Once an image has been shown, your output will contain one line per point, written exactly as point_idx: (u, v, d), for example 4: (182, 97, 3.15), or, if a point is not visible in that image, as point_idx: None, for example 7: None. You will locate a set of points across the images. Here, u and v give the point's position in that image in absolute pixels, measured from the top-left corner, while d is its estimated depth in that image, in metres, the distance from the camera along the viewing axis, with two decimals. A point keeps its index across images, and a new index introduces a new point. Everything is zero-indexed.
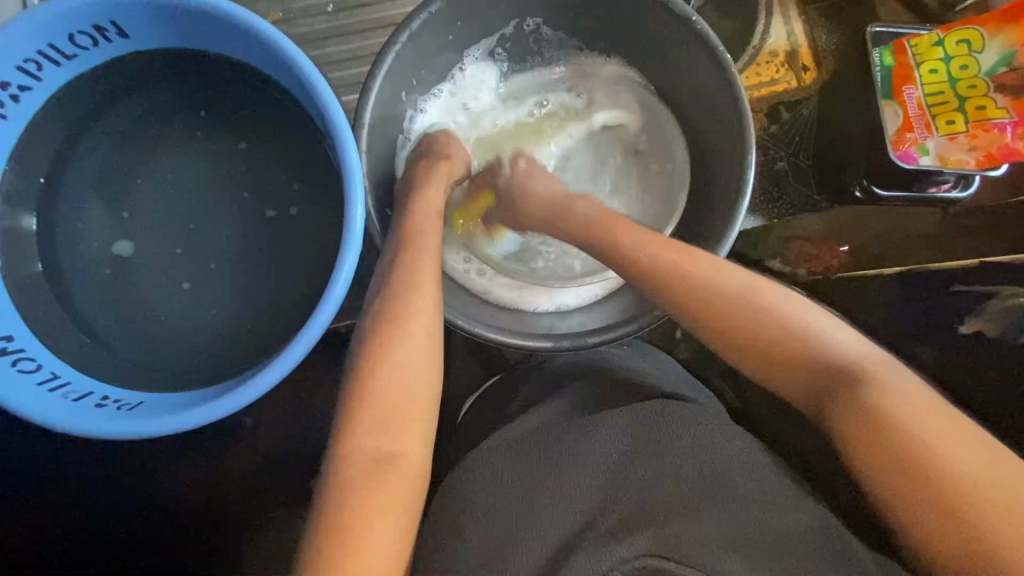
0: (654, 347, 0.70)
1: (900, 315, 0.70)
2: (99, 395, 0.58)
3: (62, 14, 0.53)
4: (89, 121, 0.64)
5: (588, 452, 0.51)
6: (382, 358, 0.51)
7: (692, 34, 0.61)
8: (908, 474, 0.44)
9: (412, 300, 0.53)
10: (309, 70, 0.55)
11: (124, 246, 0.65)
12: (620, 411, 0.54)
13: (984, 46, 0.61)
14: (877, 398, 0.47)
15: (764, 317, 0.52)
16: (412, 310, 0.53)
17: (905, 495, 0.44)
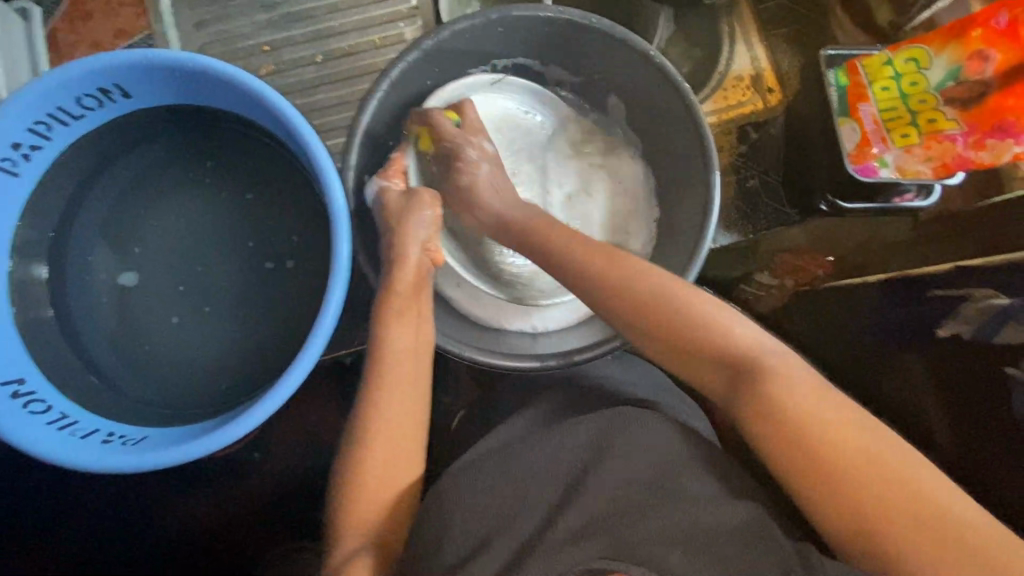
0: (637, 356, 0.72)
1: (882, 323, 0.71)
2: (105, 431, 0.61)
3: (70, 80, 0.57)
4: (95, 174, 0.68)
5: (550, 457, 0.52)
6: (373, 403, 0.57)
7: (654, 68, 0.66)
8: (833, 476, 0.44)
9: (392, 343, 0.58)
10: (298, 120, 0.60)
11: (129, 278, 0.70)
12: (587, 418, 0.55)
13: (931, 63, 0.64)
14: (784, 397, 0.47)
15: (688, 317, 0.52)
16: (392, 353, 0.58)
17: (815, 486, 0.45)
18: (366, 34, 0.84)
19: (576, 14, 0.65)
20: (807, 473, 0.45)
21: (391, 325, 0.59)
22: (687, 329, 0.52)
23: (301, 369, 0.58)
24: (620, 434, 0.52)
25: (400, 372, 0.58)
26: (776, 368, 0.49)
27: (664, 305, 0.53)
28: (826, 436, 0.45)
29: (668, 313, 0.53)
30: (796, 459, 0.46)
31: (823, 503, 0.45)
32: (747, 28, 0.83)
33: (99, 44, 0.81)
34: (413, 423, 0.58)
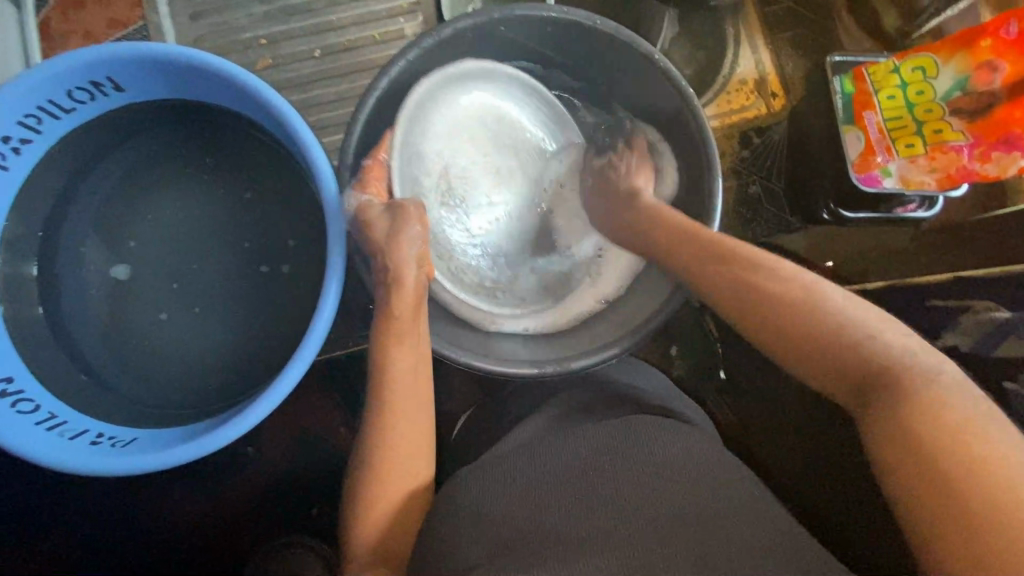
0: (636, 360, 0.72)
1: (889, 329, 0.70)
2: (94, 432, 0.60)
3: (60, 73, 0.56)
4: (87, 169, 0.67)
5: (550, 462, 0.49)
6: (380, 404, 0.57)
7: (657, 71, 0.65)
8: (905, 415, 0.40)
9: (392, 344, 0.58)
10: (295, 118, 0.59)
11: (121, 270, 0.68)
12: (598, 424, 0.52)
13: (938, 72, 0.63)
14: (932, 399, 0.40)
15: (817, 323, 0.47)
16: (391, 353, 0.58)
17: (883, 429, 0.41)
18: (365, 28, 0.82)
19: (579, 15, 0.63)
20: (922, 477, 0.37)
21: (394, 336, 0.58)
22: (819, 332, 0.47)
23: (295, 373, 0.57)
24: (636, 443, 0.49)
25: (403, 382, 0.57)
26: (918, 377, 0.42)
27: (747, 290, 0.52)
28: (960, 444, 0.37)
29: (752, 278, 0.52)
30: (910, 460, 0.38)
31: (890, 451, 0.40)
32: (752, 31, 0.82)
33: (92, 34, 0.80)
34: (416, 436, 0.56)
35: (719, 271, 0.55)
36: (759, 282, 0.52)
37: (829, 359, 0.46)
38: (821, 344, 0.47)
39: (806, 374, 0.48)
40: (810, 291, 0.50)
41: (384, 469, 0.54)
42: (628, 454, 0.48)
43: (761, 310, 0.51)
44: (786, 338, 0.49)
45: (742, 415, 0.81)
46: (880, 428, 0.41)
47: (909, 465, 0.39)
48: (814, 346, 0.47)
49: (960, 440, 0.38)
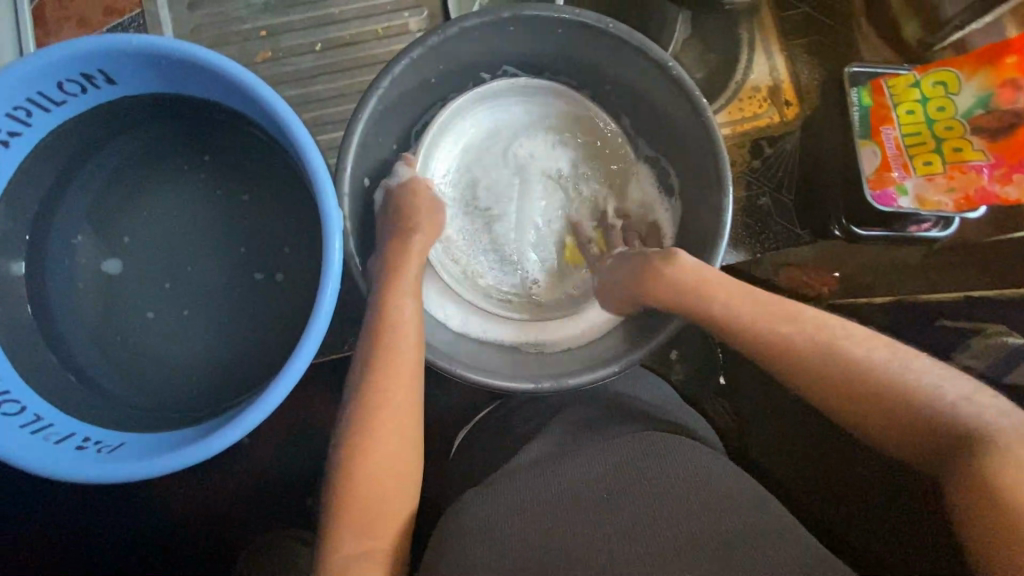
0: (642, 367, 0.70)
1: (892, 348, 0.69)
2: (80, 436, 0.59)
3: (50, 65, 0.54)
4: (78, 163, 0.65)
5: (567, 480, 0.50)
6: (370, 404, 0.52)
7: (670, 79, 0.63)
8: (970, 463, 0.46)
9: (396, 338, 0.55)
10: (292, 119, 0.57)
11: (113, 265, 0.67)
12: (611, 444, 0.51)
13: (960, 89, 0.61)
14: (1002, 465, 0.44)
15: (868, 373, 0.51)
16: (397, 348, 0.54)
17: (954, 475, 0.46)
18: (368, 23, 0.80)
19: (591, 18, 0.61)
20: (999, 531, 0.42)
21: (386, 346, 0.54)
22: (876, 386, 0.50)
23: (286, 383, 0.55)
24: (658, 467, 0.49)
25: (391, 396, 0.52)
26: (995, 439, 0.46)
27: (780, 337, 0.55)
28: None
29: (777, 328, 0.55)
30: (996, 520, 0.43)
31: (958, 497, 0.46)
32: (767, 37, 0.80)
33: (87, 22, 0.77)
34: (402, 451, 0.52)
35: (758, 317, 0.56)
36: (789, 327, 0.55)
37: (885, 411, 0.50)
38: (875, 395, 0.50)
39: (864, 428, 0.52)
40: (838, 335, 0.53)
41: (366, 488, 0.49)
42: (649, 477, 0.49)
43: (799, 363, 0.53)
44: (832, 385, 0.52)
45: (738, 420, 0.82)
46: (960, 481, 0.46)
47: (980, 507, 0.44)
48: (866, 398, 0.51)
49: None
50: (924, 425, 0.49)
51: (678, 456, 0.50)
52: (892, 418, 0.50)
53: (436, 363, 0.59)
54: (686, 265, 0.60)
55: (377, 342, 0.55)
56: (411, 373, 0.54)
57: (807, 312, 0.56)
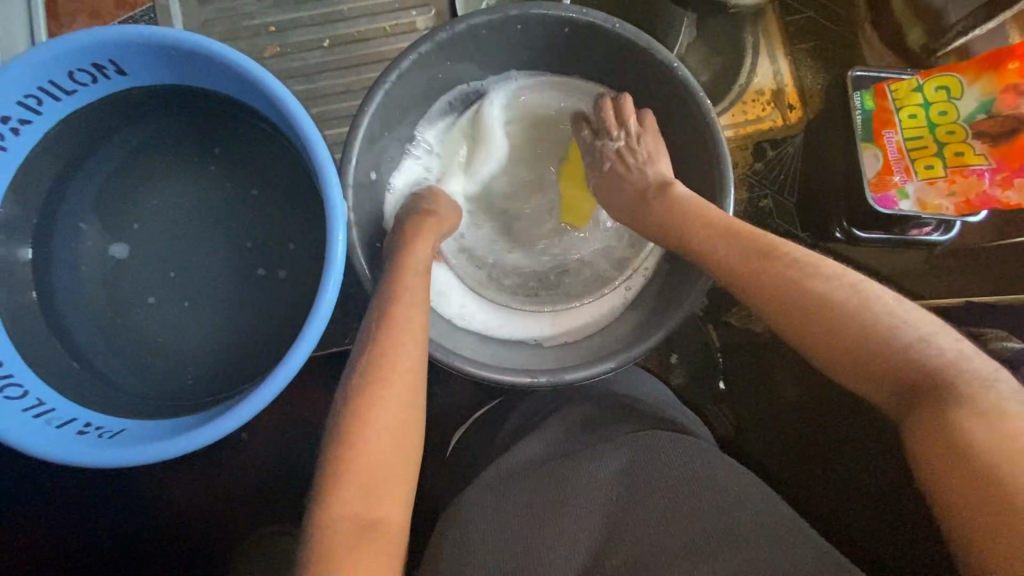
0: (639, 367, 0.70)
1: None
2: (81, 421, 0.59)
3: (61, 54, 0.55)
4: (87, 152, 0.66)
5: (575, 478, 0.49)
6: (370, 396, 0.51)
7: (674, 79, 0.63)
8: (939, 404, 0.41)
9: (398, 332, 0.55)
10: (298, 111, 0.57)
11: (120, 250, 0.67)
12: (619, 441, 0.51)
13: (962, 93, 0.61)
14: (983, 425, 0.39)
15: (864, 320, 0.46)
16: (399, 341, 0.55)
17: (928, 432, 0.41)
18: (376, 20, 0.81)
19: (597, 17, 0.62)
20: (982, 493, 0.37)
21: (388, 336, 0.55)
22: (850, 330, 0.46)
23: (286, 372, 0.56)
24: (655, 464, 0.49)
25: (391, 387, 0.52)
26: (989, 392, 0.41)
27: (787, 286, 0.50)
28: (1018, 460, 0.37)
29: (763, 266, 0.52)
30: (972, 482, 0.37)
31: (922, 437, 0.41)
32: (772, 41, 0.80)
33: (99, 14, 0.78)
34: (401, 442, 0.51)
35: (746, 258, 0.53)
36: (779, 264, 0.52)
37: (880, 363, 0.45)
38: (852, 335, 0.46)
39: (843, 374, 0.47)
40: (821, 273, 0.50)
41: (362, 476, 0.48)
42: (646, 475, 0.49)
43: (781, 304, 0.50)
44: (814, 324, 0.48)
45: (739, 424, 0.79)
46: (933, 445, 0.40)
47: (936, 442, 0.40)
48: (855, 347, 0.46)
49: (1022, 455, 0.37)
50: (884, 363, 0.45)
51: (683, 452, 0.50)
52: (865, 354, 0.46)
53: (443, 361, 0.60)
54: (691, 201, 0.60)
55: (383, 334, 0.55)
56: (411, 366, 0.54)
57: (792, 251, 0.52)
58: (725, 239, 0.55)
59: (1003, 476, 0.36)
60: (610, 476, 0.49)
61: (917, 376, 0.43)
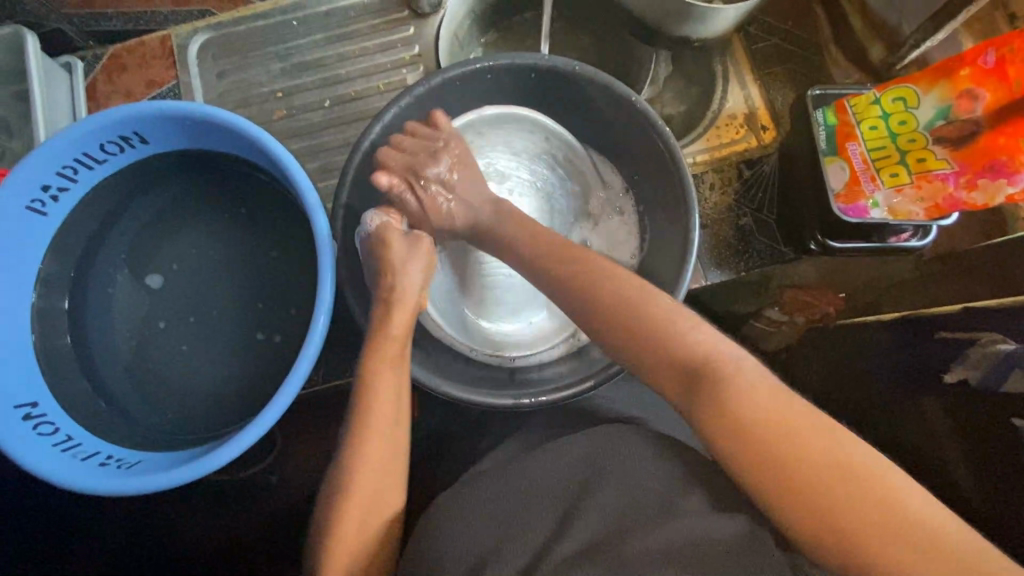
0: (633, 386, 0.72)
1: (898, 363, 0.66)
2: (104, 454, 0.65)
3: (91, 131, 0.63)
4: (117, 213, 0.74)
5: (532, 485, 0.54)
6: (366, 424, 0.58)
7: (636, 112, 0.67)
8: (706, 388, 0.48)
9: (382, 370, 0.60)
10: (294, 167, 0.65)
11: (155, 280, 0.75)
12: (572, 443, 0.57)
13: (920, 102, 0.63)
14: (748, 407, 0.46)
15: (663, 327, 0.52)
16: (379, 377, 0.60)
17: (705, 413, 0.48)
18: (371, 80, 0.89)
19: (559, 62, 0.67)
20: (782, 480, 0.44)
21: (379, 377, 0.60)
22: (664, 340, 0.51)
23: (281, 404, 0.60)
24: (613, 452, 0.55)
25: (380, 420, 0.59)
26: (742, 376, 0.48)
27: (632, 305, 0.54)
28: (795, 440, 0.44)
29: (666, 336, 0.51)
30: (770, 466, 0.44)
31: (800, 513, 0.43)
32: (740, 68, 0.85)
33: (132, 94, 0.89)
34: (390, 460, 0.58)
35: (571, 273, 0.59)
36: (683, 347, 0.50)
37: (674, 363, 0.50)
38: (657, 345, 0.51)
39: (643, 366, 0.53)
40: (732, 372, 0.48)
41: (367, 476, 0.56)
42: (611, 463, 0.54)
43: (685, 374, 0.50)
44: (712, 411, 0.47)
45: None
46: (716, 425, 0.47)
47: (715, 426, 0.47)
48: (656, 342, 0.52)
49: (792, 436, 0.45)
50: (673, 358, 0.51)
51: (645, 461, 0.54)
52: (666, 352, 0.51)
53: (428, 387, 0.63)
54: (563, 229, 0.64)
55: (371, 368, 0.61)
56: (400, 410, 0.60)
57: (708, 341, 0.51)
58: (616, 316, 0.54)
59: (793, 468, 0.44)
60: (570, 465, 0.55)
61: (817, 476, 0.43)
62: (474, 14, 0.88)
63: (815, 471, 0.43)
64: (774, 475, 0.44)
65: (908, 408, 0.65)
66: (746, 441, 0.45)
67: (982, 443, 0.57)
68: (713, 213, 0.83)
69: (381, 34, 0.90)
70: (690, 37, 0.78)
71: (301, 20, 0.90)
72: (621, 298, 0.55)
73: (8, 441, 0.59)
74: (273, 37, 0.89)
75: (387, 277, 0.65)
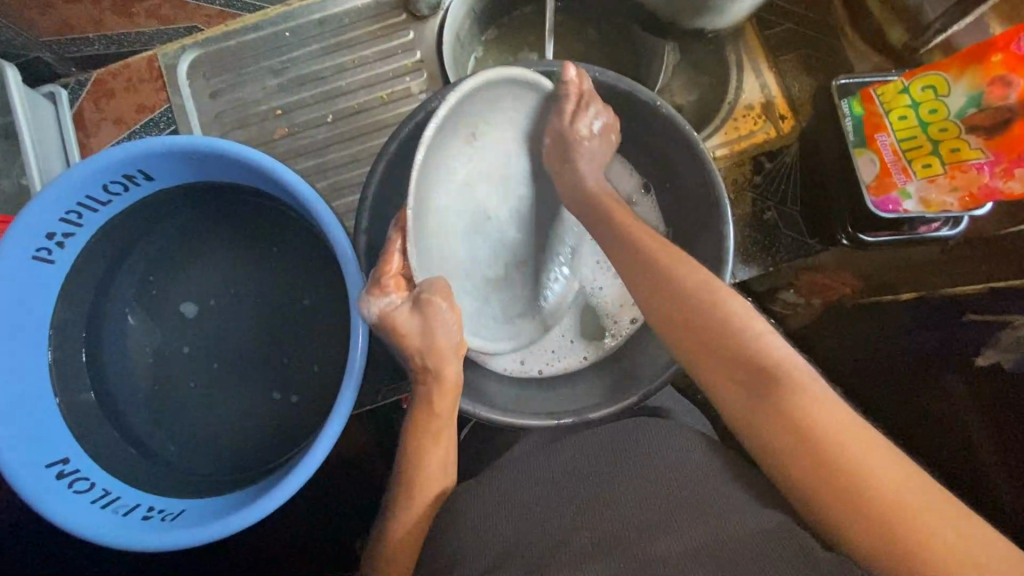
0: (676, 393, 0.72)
1: (915, 342, 0.66)
2: (145, 506, 0.63)
3: (96, 172, 0.60)
4: (125, 253, 0.71)
5: (560, 482, 0.52)
6: (417, 448, 0.61)
7: (661, 117, 0.65)
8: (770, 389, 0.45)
9: (434, 395, 0.63)
10: (314, 198, 0.62)
11: (189, 306, 0.74)
12: (600, 438, 0.55)
13: (950, 90, 0.61)
14: (805, 409, 0.44)
15: (728, 324, 0.49)
16: (434, 410, 0.62)
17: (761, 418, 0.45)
18: (373, 90, 0.86)
19: (580, 68, 0.65)
20: (834, 494, 0.41)
21: (427, 407, 0.63)
22: (736, 343, 0.48)
23: (327, 441, 0.59)
24: (641, 445, 0.53)
25: (436, 451, 0.61)
26: (812, 387, 0.45)
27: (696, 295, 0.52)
28: (858, 452, 0.41)
29: (720, 338, 0.49)
30: (819, 477, 0.41)
31: (837, 508, 0.41)
32: (754, 56, 0.83)
33: (122, 120, 0.85)
34: (445, 471, 0.61)
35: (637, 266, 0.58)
36: (741, 353, 0.48)
37: (733, 360, 0.48)
38: (720, 342, 0.49)
39: (701, 368, 0.50)
40: (803, 378, 0.46)
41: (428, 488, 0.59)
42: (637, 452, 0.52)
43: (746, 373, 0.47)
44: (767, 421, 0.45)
45: None
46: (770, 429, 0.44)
47: (770, 430, 0.44)
48: (722, 343, 0.49)
49: (842, 437, 0.42)
50: (734, 353, 0.48)
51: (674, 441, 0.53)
52: (720, 340, 0.49)
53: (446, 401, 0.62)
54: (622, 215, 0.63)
55: (424, 394, 0.63)
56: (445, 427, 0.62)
57: (772, 347, 0.48)
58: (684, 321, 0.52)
59: (850, 485, 0.40)
60: (599, 459, 0.53)
61: (882, 501, 0.39)
62: (476, 15, 0.84)
63: (874, 488, 0.40)
64: (821, 488, 0.41)
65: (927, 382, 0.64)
66: (788, 443, 0.43)
67: (1007, 426, 0.56)
68: (738, 208, 0.83)
69: (381, 41, 0.86)
70: (705, 28, 0.75)
71: (294, 31, 0.85)
72: (681, 290, 0.53)
73: (44, 504, 0.58)
74: (266, 50, 0.85)
75: (417, 359, 0.63)
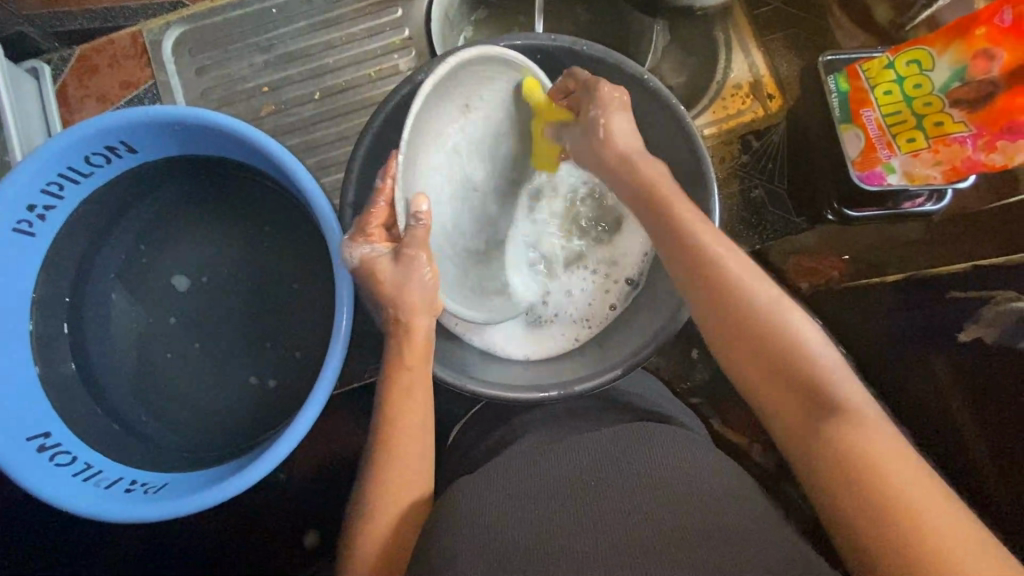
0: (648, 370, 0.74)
1: (901, 322, 0.67)
2: (128, 479, 0.63)
3: (76, 142, 0.59)
4: (107, 228, 0.70)
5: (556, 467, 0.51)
6: (388, 433, 0.58)
7: (647, 91, 0.66)
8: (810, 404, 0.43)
9: (402, 378, 0.59)
10: (298, 169, 0.61)
11: (180, 280, 0.73)
12: (597, 436, 0.54)
13: (935, 64, 0.62)
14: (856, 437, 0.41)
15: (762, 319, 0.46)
16: (408, 403, 0.59)
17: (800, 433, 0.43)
18: (361, 68, 0.85)
19: (565, 40, 0.64)
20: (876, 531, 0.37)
21: (401, 398, 0.59)
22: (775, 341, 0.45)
23: (312, 410, 0.59)
24: (647, 445, 0.52)
25: (410, 442, 0.58)
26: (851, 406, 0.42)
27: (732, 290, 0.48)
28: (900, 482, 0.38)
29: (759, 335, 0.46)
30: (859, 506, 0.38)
31: (876, 546, 0.37)
32: (743, 36, 0.83)
33: (105, 96, 0.84)
34: (423, 466, 0.58)
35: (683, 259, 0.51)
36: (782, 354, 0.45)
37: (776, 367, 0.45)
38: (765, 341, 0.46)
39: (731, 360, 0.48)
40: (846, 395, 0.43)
41: (411, 451, 0.58)
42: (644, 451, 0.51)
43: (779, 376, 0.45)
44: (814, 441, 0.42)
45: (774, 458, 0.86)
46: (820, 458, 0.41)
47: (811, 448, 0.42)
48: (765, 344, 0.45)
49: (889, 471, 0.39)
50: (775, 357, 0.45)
51: (676, 439, 0.53)
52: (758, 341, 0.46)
53: (434, 375, 0.62)
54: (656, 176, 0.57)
55: (392, 378, 0.59)
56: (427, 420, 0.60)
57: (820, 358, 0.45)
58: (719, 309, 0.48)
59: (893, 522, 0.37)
60: (598, 453, 0.52)
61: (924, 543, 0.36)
62: None
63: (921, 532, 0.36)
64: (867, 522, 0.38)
65: (915, 364, 0.64)
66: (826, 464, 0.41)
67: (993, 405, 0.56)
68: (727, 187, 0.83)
69: (369, 18, 0.85)
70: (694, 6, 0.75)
71: (281, 7, 0.84)
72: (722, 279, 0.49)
73: (26, 475, 0.57)
74: (253, 26, 0.84)
75: (390, 309, 0.59)
